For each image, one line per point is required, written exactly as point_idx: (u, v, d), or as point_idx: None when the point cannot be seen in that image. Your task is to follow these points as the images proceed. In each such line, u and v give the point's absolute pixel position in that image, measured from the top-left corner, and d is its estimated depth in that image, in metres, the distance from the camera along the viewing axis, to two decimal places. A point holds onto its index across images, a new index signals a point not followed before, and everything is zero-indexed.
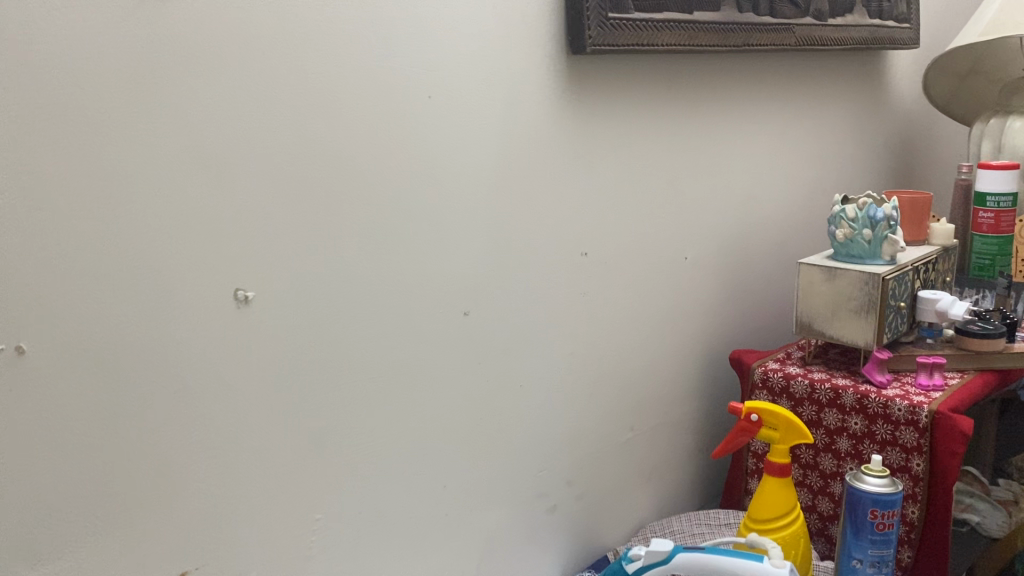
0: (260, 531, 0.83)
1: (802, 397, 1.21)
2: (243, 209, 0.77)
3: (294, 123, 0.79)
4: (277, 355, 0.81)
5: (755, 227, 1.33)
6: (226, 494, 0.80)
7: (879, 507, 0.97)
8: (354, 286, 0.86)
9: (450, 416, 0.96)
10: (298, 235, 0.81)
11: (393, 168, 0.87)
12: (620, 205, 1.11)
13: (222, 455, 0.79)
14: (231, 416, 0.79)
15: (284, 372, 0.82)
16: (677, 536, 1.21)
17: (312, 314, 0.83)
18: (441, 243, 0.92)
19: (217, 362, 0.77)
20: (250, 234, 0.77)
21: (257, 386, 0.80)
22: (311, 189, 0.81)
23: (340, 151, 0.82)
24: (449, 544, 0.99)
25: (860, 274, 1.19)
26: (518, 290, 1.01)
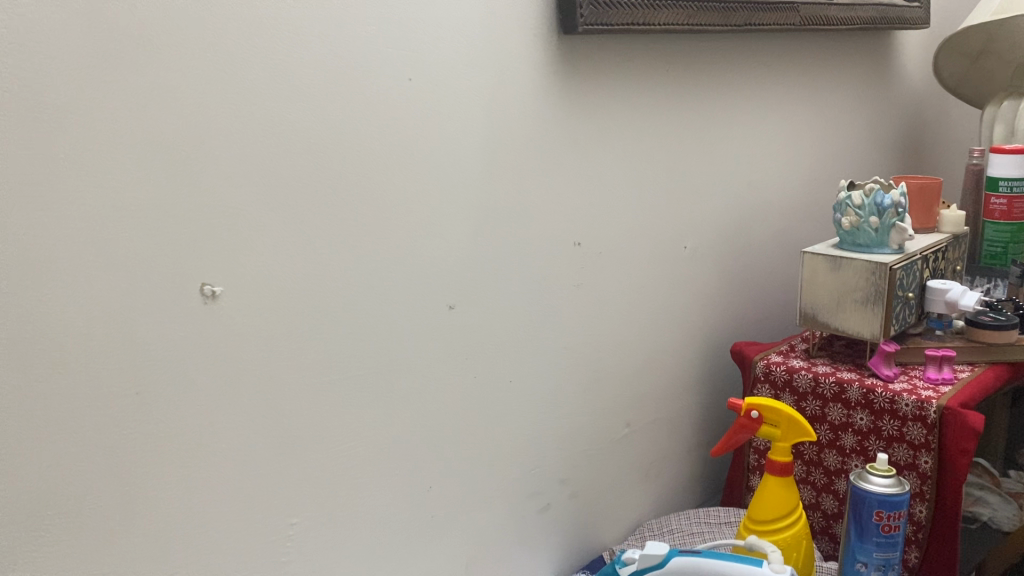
0: (233, 537, 0.79)
1: (805, 391, 1.17)
2: (213, 200, 0.72)
3: (267, 108, 0.74)
4: (249, 354, 0.77)
5: (758, 215, 1.28)
6: (195, 500, 0.76)
7: (884, 509, 0.93)
8: (331, 280, 0.81)
9: (437, 415, 0.92)
10: (272, 227, 0.76)
11: (371, 155, 0.82)
12: (614, 193, 1.06)
13: (191, 459, 0.75)
14: (203, 420, 0.75)
15: (260, 372, 0.78)
16: (676, 534, 1.17)
17: (285, 310, 0.79)
18: (424, 234, 0.88)
19: (184, 362, 0.73)
20: (217, 226, 0.73)
21: (232, 389, 0.76)
22: (285, 179, 0.77)
23: (314, 138, 0.78)
24: (435, 547, 0.95)
25: (866, 264, 1.14)
26: (509, 283, 0.96)
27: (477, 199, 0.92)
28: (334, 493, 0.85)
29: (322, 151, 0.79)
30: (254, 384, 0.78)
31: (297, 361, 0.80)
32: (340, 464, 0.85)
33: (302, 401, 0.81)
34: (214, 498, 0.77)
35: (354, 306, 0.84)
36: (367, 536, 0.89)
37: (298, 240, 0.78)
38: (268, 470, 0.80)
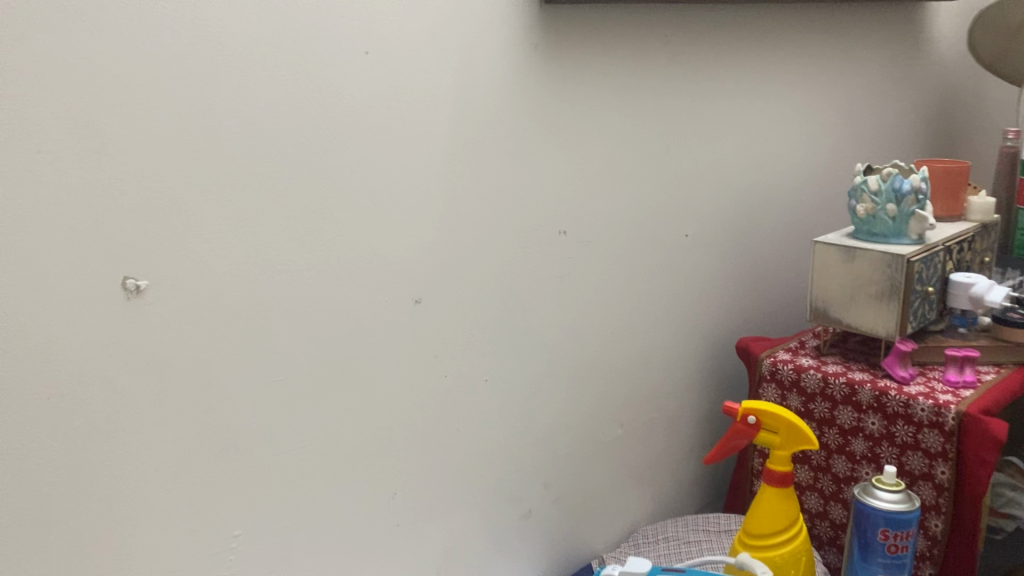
0: (169, 550, 0.72)
1: (814, 392, 1.08)
2: (138, 189, 0.65)
3: (204, 86, 0.67)
4: (183, 354, 0.70)
5: (765, 201, 1.20)
6: (124, 511, 0.69)
7: (891, 527, 0.84)
8: (280, 273, 0.74)
9: (404, 418, 0.86)
10: (210, 218, 0.69)
11: (325, 134, 0.75)
12: (604, 177, 0.98)
13: (116, 467, 0.68)
14: (136, 428, 0.69)
15: (200, 376, 0.71)
16: (669, 542, 1.09)
17: (226, 305, 0.72)
18: (386, 221, 0.80)
19: (105, 362, 0.66)
20: (144, 213, 0.66)
21: (167, 394, 0.70)
22: (227, 167, 0.69)
23: (258, 117, 0.70)
24: (402, 557, 0.89)
25: (882, 256, 1.05)
26: (482, 275, 0.89)
27: (447, 184, 0.84)
28: (289, 504, 0.79)
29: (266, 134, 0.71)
30: (193, 389, 0.71)
31: (243, 363, 0.74)
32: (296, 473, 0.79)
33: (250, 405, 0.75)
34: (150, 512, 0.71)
35: (309, 302, 0.77)
36: (327, 548, 0.83)
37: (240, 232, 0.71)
38: (213, 482, 0.74)
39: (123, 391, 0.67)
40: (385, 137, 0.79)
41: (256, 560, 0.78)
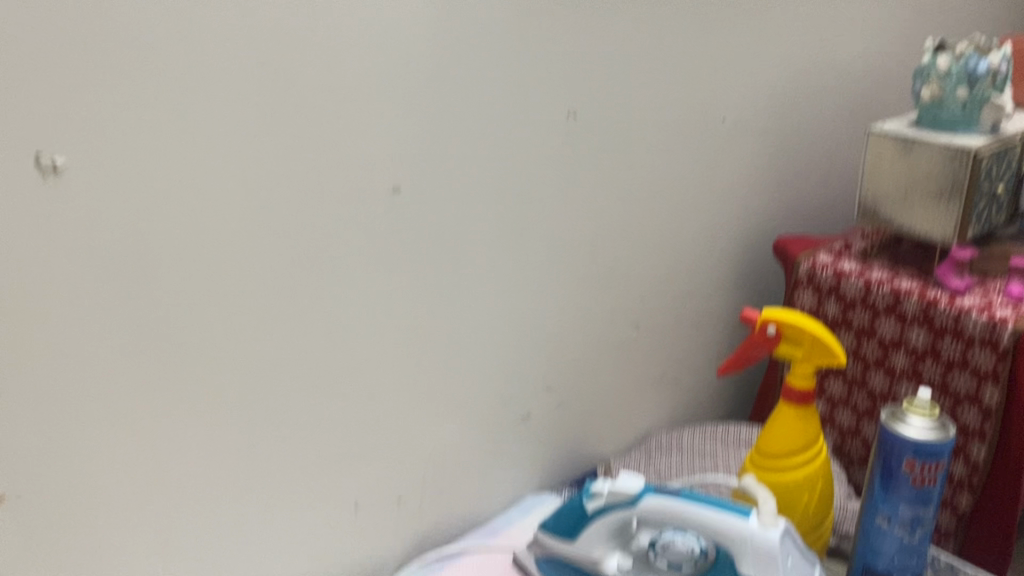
0: (118, 473, 0.64)
1: (854, 299, 0.97)
2: (49, 50, 0.53)
3: None
4: (120, 255, 0.59)
5: (812, 82, 1.06)
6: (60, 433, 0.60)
7: (919, 458, 0.74)
8: (238, 159, 0.63)
9: (387, 321, 0.77)
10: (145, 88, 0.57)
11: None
12: (624, 52, 0.86)
13: (48, 385, 0.59)
14: (72, 339, 0.59)
15: (146, 277, 0.61)
16: (683, 451, 1.03)
17: (170, 196, 0.61)
18: (365, 98, 0.69)
19: (23, 266, 0.56)
20: (57, 85, 0.54)
21: (107, 297, 0.60)
22: (162, 30, 0.57)
23: None
24: (387, 463, 0.83)
25: (945, 148, 0.91)
26: (478, 162, 0.79)
27: (438, 58, 0.73)
28: (263, 417, 0.72)
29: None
30: (141, 293, 0.61)
31: (196, 270, 0.63)
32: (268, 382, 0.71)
33: (218, 314, 0.66)
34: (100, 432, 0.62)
35: (277, 192, 0.66)
36: (308, 462, 0.76)
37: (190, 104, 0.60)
38: (174, 397, 0.65)
39: (61, 294, 0.58)
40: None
41: (226, 476, 0.71)
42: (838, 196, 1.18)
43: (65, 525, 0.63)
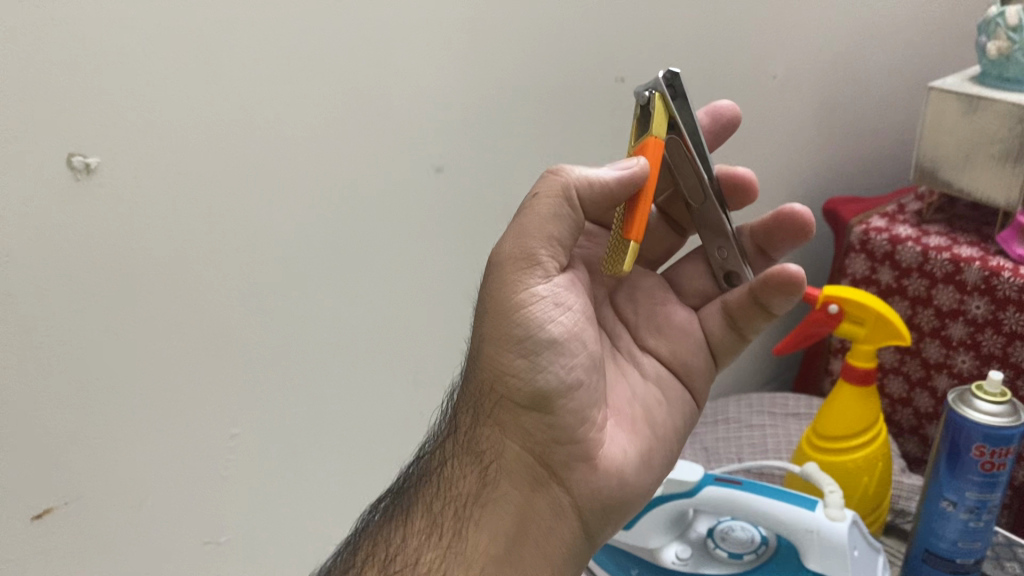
0: (155, 466, 0.65)
1: (910, 267, 0.93)
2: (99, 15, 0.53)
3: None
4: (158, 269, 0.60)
5: (863, 39, 1.03)
6: (103, 437, 0.62)
7: (988, 444, 0.72)
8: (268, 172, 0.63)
9: (422, 279, 0.77)
10: (190, 61, 0.57)
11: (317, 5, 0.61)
12: (664, 34, 0.83)
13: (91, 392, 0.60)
14: (105, 304, 0.59)
15: (173, 250, 0.61)
16: (729, 424, 1.00)
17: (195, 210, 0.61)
18: (400, 95, 0.68)
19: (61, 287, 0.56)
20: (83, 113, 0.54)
21: (154, 261, 0.60)
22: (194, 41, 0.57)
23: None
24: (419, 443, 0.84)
25: (1012, 108, 0.86)
26: (524, 122, 0.77)
27: (481, 14, 0.70)
28: (299, 379, 0.72)
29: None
30: (188, 256, 0.61)
31: (229, 236, 0.63)
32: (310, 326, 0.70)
33: (251, 275, 0.65)
34: (135, 395, 0.62)
35: (310, 158, 0.65)
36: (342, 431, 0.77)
37: (226, 75, 0.59)
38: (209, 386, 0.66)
39: (98, 308, 0.58)
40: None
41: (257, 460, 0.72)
42: (884, 154, 1.15)
43: (101, 519, 0.64)
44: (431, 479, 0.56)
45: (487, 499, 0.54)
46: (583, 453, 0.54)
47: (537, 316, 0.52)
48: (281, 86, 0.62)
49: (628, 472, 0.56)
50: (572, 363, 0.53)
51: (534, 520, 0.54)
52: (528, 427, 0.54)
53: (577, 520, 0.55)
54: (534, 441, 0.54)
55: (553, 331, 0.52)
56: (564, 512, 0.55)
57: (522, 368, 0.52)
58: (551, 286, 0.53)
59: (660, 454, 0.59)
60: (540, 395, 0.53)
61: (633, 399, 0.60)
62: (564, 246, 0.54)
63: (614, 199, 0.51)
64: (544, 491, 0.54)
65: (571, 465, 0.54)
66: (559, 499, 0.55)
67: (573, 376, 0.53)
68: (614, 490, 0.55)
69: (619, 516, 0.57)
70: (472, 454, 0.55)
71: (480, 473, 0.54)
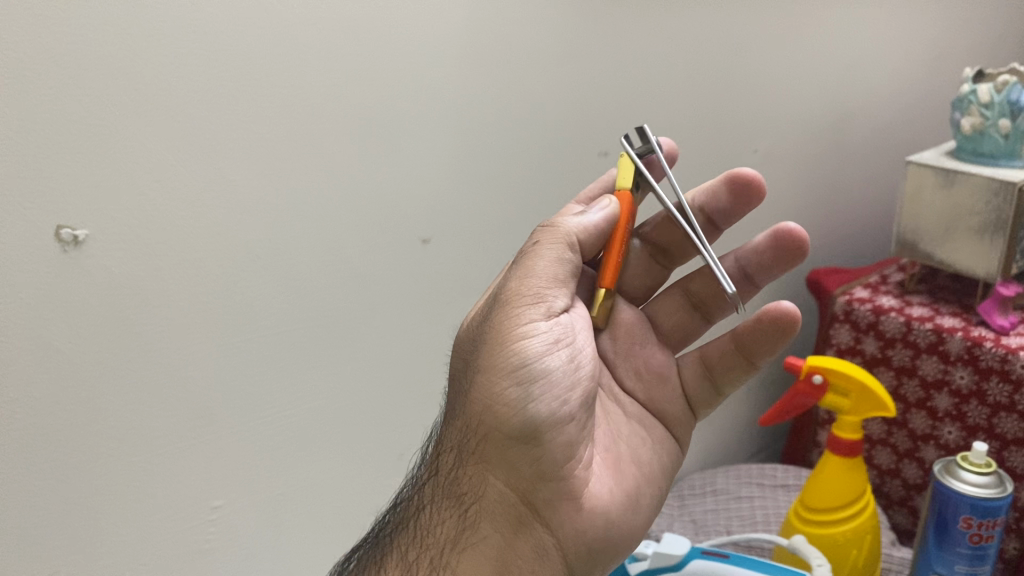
0: (133, 536, 0.64)
1: (894, 337, 0.94)
2: (94, 93, 0.54)
3: (155, 40, 0.56)
4: (141, 338, 0.60)
5: (842, 116, 1.06)
6: (80, 507, 0.61)
7: (976, 516, 0.71)
8: (255, 243, 0.64)
9: (408, 351, 0.77)
10: (181, 137, 0.58)
11: (308, 83, 0.63)
12: (648, 111, 0.86)
13: (71, 460, 0.60)
14: (90, 376, 0.59)
15: (160, 318, 0.61)
16: (718, 497, 0.99)
17: (182, 280, 0.61)
18: (389, 168, 0.69)
19: (43, 354, 0.56)
20: (73, 183, 0.55)
21: (140, 332, 0.60)
22: (186, 116, 0.58)
23: (217, 59, 0.58)
24: None
25: (988, 182, 0.88)
26: (509, 195, 0.78)
27: (467, 91, 0.72)
28: (284, 452, 0.71)
29: (248, 27, 0.59)
30: (176, 327, 0.62)
31: (217, 308, 0.63)
32: (296, 399, 0.71)
33: (237, 347, 0.65)
34: (117, 468, 0.62)
35: (298, 230, 0.66)
36: (326, 506, 0.76)
37: (216, 150, 0.60)
38: (192, 455, 0.66)
39: (80, 375, 0.58)
40: (392, 29, 0.66)
41: (239, 534, 0.71)
42: (866, 227, 1.17)
43: None
44: (412, 525, 0.55)
45: (465, 542, 0.53)
46: (569, 493, 0.53)
47: (534, 350, 0.51)
48: (274, 160, 0.63)
49: (613, 512, 0.55)
50: (565, 401, 0.52)
51: (514, 563, 0.53)
52: (515, 465, 0.52)
53: (560, 564, 0.53)
54: (519, 480, 0.53)
55: (549, 366, 0.52)
56: (546, 555, 0.53)
57: (515, 402, 0.51)
58: (552, 325, 0.53)
59: (645, 495, 0.58)
60: (530, 432, 0.51)
61: (619, 440, 0.59)
62: (569, 289, 0.54)
63: (606, 239, 0.55)
64: (527, 533, 0.53)
65: (556, 506, 0.53)
66: (543, 541, 0.53)
67: (567, 412, 0.52)
68: (597, 532, 0.54)
69: (603, 559, 0.56)
70: (454, 493, 0.54)
71: (460, 515, 0.54)
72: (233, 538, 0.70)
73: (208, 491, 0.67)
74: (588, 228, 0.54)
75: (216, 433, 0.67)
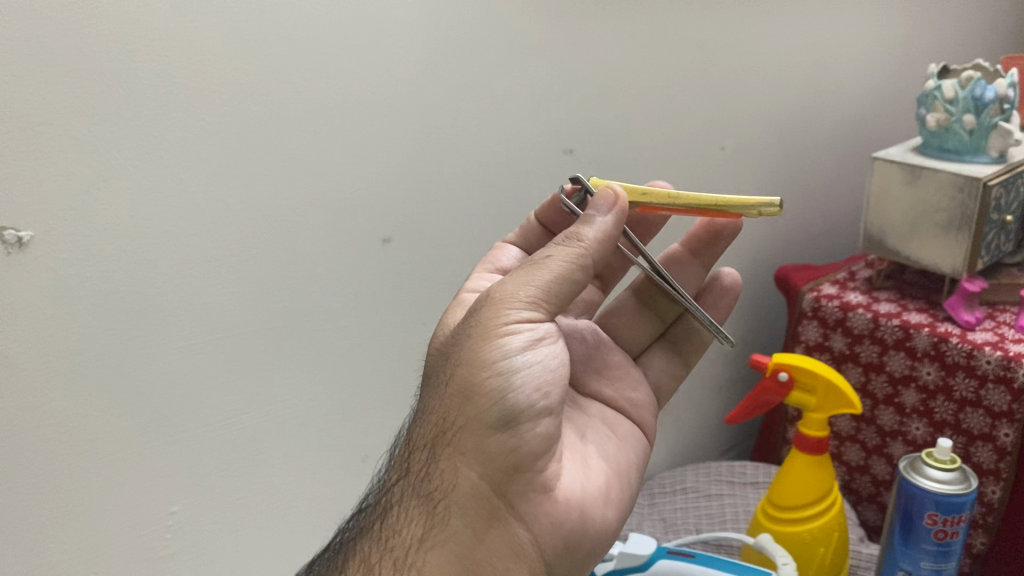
0: (86, 543, 0.63)
1: (861, 333, 0.94)
2: (37, 91, 0.53)
3: (99, 36, 0.54)
4: (91, 339, 0.59)
5: (810, 112, 1.05)
6: (29, 514, 0.60)
7: (941, 512, 0.71)
8: (208, 242, 0.63)
9: (371, 353, 0.76)
10: (131, 138, 0.57)
11: (262, 79, 0.62)
12: (613, 108, 0.85)
13: (19, 466, 0.58)
14: (38, 381, 0.57)
15: (110, 320, 0.60)
16: (688, 495, 0.99)
17: (132, 281, 0.60)
18: (347, 166, 0.68)
19: None
20: (14, 183, 0.53)
21: (91, 333, 0.59)
22: (134, 114, 0.57)
23: (165, 55, 0.57)
24: None
25: (952, 178, 0.88)
26: (471, 194, 0.77)
27: (426, 89, 0.71)
28: (243, 458, 0.70)
29: (197, 24, 0.58)
30: (128, 329, 0.61)
31: (170, 312, 0.62)
32: (255, 401, 0.69)
33: (192, 350, 0.64)
34: (68, 476, 0.61)
35: (253, 231, 0.65)
36: (288, 509, 0.75)
37: (168, 150, 0.59)
38: (147, 459, 0.64)
39: (26, 380, 0.57)
40: (347, 25, 0.65)
41: (197, 540, 0.69)
42: (833, 223, 1.17)
43: None
44: (377, 530, 0.51)
45: (433, 539, 0.49)
46: (544, 484, 0.51)
47: (514, 346, 0.50)
48: (227, 158, 0.62)
49: (589, 504, 0.53)
50: (543, 396, 0.50)
51: (489, 560, 0.49)
52: (489, 455, 0.49)
53: (537, 561, 0.50)
54: (494, 471, 0.49)
55: (529, 361, 0.50)
56: (523, 551, 0.50)
57: (495, 392, 0.48)
58: (536, 325, 0.51)
59: (619, 491, 0.56)
60: (508, 423, 0.49)
61: (585, 439, 0.57)
62: (564, 281, 0.50)
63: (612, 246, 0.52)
64: (501, 527, 0.49)
65: (532, 498, 0.50)
66: (519, 537, 0.50)
67: (546, 406, 0.50)
68: (573, 526, 0.52)
69: (580, 558, 0.53)
70: (425, 491, 0.50)
71: (428, 511, 0.50)
72: (191, 543, 0.69)
73: (163, 496, 0.66)
74: (601, 237, 0.51)
75: (174, 435, 0.65)
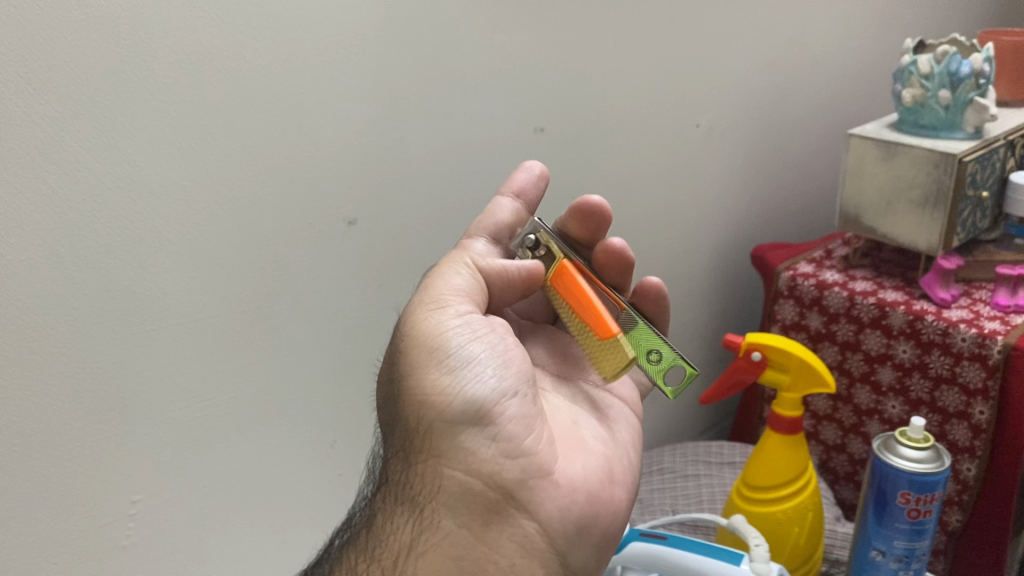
0: (46, 533, 0.62)
1: (837, 312, 0.93)
2: None
3: (47, 14, 0.52)
4: (46, 326, 0.58)
5: (786, 88, 1.04)
6: None
7: (914, 490, 0.71)
8: (166, 224, 0.61)
9: (337, 337, 0.75)
10: (82, 121, 0.55)
11: (220, 57, 0.60)
12: (585, 86, 0.84)
13: None
14: None
15: (64, 305, 0.58)
16: (665, 476, 0.98)
17: (87, 266, 0.58)
18: (311, 148, 0.67)
19: None
20: None
21: (46, 319, 0.57)
22: (86, 94, 0.55)
23: (116, 33, 0.55)
24: (336, 504, 0.81)
25: (928, 154, 0.87)
26: (440, 176, 0.76)
27: (388, 67, 0.69)
28: (208, 445, 0.69)
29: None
30: (85, 315, 0.59)
31: (127, 297, 0.61)
32: (220, 387, 0.68)
33: (153, 337, 0.63)
34: (26, 464, 0.59)
35: (213, 215, 0.63)
36: (256, 495, 0.74)
37: (120, 132, 0.57)
38: (108, 447, 0.63)
39: None
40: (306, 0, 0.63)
41: (162, 527, 0.68)
42: (810, 201, 1.16)
43: None
44: (362, 545, 0.49)
45: (425, 544, 0.47)
46: (540, 471, 0.49)
47: (452, 342, 0.51)
48: (185, 139, 0.60)
49: (594, 486, 0.52)
50: (508, 383, 0.50)
51: (492, 558, 0.47)
52: (469, 450, 0.48)
53: (547, 552, 0.48)
54: (481, 465, 0.48)
55: (466, 354, 0.50)
56: (531, 543, 0.48)
57: (449, 387, 0.49)
58: (466, 322, 0.52)
59: (623, 471, 0.55)
60: (475, 414, 0.49)
61: (579, 424, 0.56)
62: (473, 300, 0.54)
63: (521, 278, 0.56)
64: (502, 522, 0.47)
65: (529, 486, 0.48)
66: (524, 529, 0.48)
67: (503, 390, 0.50)
68: (580, 507, 0.50)
69: (593, 541, 0.51)
70: (407, 499, 0.49)
71: (416, 517, 0.48)
72: (156, 530, 0.68)
73: (126, 483, 0.65)
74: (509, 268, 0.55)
75: (136, 422, 0.64)
